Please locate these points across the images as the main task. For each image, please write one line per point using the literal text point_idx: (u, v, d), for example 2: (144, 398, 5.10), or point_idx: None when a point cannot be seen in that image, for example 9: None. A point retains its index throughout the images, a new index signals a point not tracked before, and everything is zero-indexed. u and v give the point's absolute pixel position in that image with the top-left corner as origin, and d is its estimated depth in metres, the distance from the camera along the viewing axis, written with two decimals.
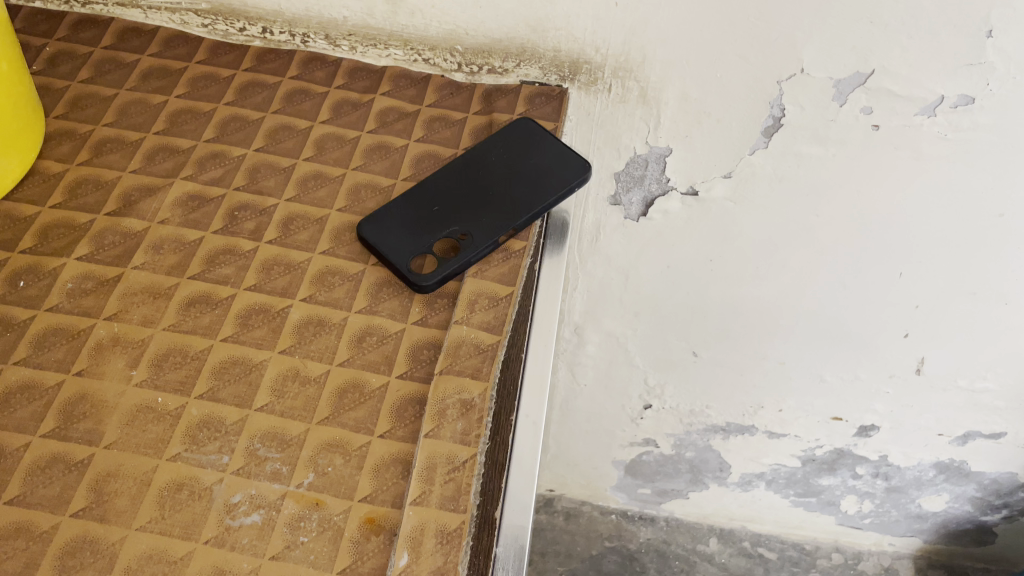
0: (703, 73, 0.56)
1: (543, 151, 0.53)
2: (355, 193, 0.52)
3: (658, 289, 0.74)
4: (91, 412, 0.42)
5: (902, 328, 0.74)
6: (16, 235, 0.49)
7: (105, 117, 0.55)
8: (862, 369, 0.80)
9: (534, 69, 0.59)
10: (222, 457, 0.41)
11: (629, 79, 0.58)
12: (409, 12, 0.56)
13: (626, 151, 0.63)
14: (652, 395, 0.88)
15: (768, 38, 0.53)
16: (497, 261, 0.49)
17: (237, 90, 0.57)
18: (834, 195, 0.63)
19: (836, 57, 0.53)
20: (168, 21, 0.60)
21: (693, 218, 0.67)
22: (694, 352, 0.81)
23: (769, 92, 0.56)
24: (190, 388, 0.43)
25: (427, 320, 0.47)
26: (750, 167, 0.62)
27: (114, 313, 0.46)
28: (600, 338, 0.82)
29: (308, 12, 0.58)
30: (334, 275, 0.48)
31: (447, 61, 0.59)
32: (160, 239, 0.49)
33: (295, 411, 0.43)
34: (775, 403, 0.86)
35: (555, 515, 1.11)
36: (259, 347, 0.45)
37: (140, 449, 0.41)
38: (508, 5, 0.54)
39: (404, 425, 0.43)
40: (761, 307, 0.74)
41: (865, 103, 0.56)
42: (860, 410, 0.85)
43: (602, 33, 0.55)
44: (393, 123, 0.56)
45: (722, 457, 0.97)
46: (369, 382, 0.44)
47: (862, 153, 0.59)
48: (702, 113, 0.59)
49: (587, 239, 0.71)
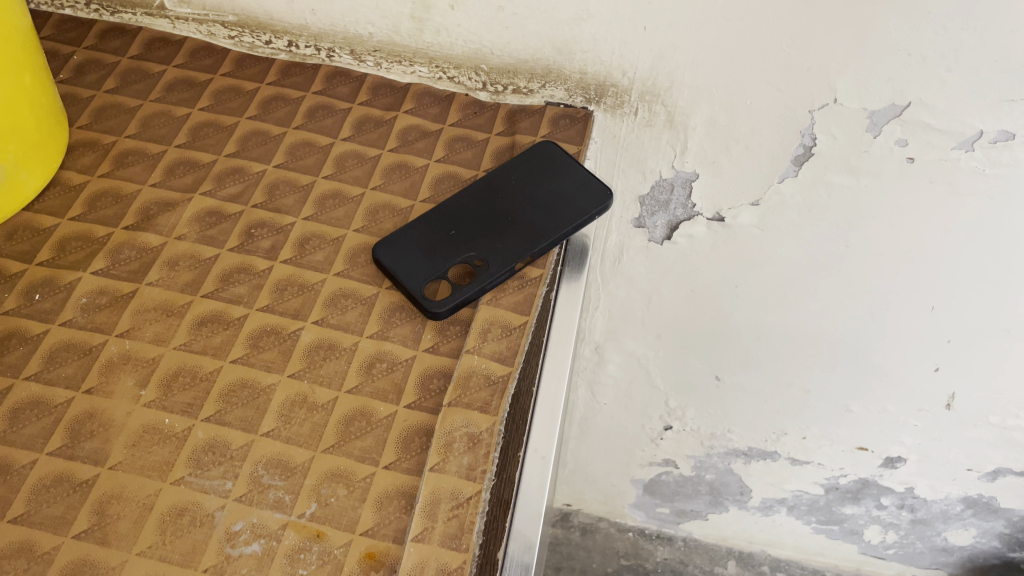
0: (733, 99, 0.55)
1: (565, 177, 0.52)
2: (373, 214, 0.52)
3: (681, 313, 0.73)
4: (99, 431, 0.42)
5: (932, 363, 0.72)
6: (34, 246, 0.49)
7: (128, 129, 0.55)
8: (889, 401, 0.78)
9: (559, 90, 0.58)
10: (226, 482, 0.41)
11: (655, 103, 0.57)
12: (435, 30, 0.56)
13: (651, 175, 0.62)
14: (672, 417, 0.87)
15: (800, 66, 0.51)
16: (513, 288, 0.49)
17: (261, 103, 0.57)
18: (866, 227, 0.61)
19: (870, 88, 0.52)
20: (195, 32, 0.60)
21: (718, 243, 0.65)
22: (717, 377, 0.79)
23: (800, 120, 0.55)
24: (197, 410, 0.43)
25: (439, 348, 0.46)
26: (778, 195, 0.60)
27: (126, 330, 0.46)
28: (621, 358, 0.81)
29: (334, 27, 0.57)
30: (348, 298, 0.48)
31: (472, 80, 0.58)
32: (176, 256, 0.49)
33: (301, 438, 0.42)
34: (800, 431, 0.84)
35: (571, 530, 1.10)
36: (268, 369, 0.45)
37: (145, 472, 0.41)
38: (534, 26, 0.54)
39: (409, 456, 0.42)
40: (786, 335, 0.73)
41: (900, 135, 0.54)
42: (887, 441, 0.83)
43: (629, 56, 0.54)
44: (415, 142, 0.56)
45: (743, 481, 0.95)
46: (376, 410, 0.44)
47: (895, 187, 0.57)
48: (730, 140, 0.58)
49: (609, 260, 0.69)
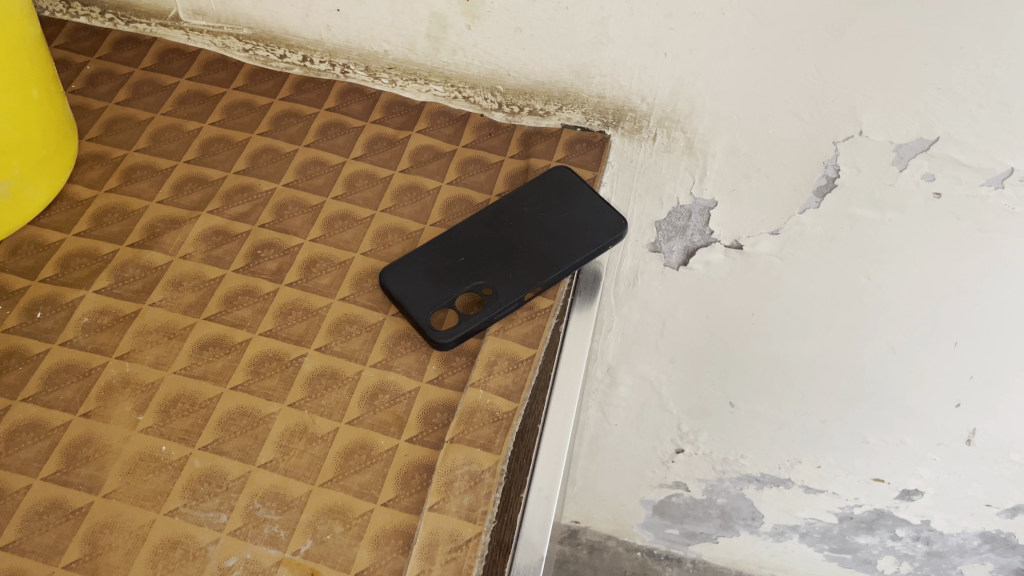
0: (755, 128, 0.53)
1: (578, 205, 0.51)
2: (382, 237, 0.51)
3: (696, 339, 0.71)
4: (94, 456, 0.41)
5: (953, 398, 0.70)
6: (38, 262, 0.48)
7: (138, 142, 0.54)
8: (908, 434, 0.76)
9: (576, 113, 0.57)
10: (220, 515, 0.40)
11: (675, 130, 0.55)
12: (451, 50, 0.54)
13: (669, 201, 0.60)
14: (684, 440, 0.85)
15: (825, 97, 0.50)
16: (521, 319, 0.48)
17: (273, 120, 0.56)
18: (890, 260, 0.59)
19: (897, 122, 0.50)
20: (209, 44, 0.59)
21: (736, 271, 0.64)
22: (731, 403, 0.78)
23: (824, 151, 0.53)
24: (195, 438, 0.42)
25: (444, 379, 0.45)
26: (799, 226, 0.59)
27: (127, 352, 0.45)
28: (633, 381, 0.79)
29: (349, 43, 0.56)
30: (353, 324, 0.47)
31: (488, 101, 0.57)
32: (180, 276, 0.48)
33: (300, 471, 0.42)
34: (814, 459, 0.83)
35: (579, 547, 1.09)
36: (269, 398, 0.44)
37: (139, 501, 0.40)
38: (552, 49, 0.52)
39: (409, 493, 0.41)
40: (803, 365, 0.71)
41: (927, 169, 0.52)
42: (904, 474, 0.81)
43: (649, 82, 0.53)
44: (427, 163, 0.55)
45: (755, 507, 0.94)
46: (377, 443, 0.43)
47: (920, 221, 0.56)
48: (750, 169, 0.56)
49: (624, 283, 0.68)
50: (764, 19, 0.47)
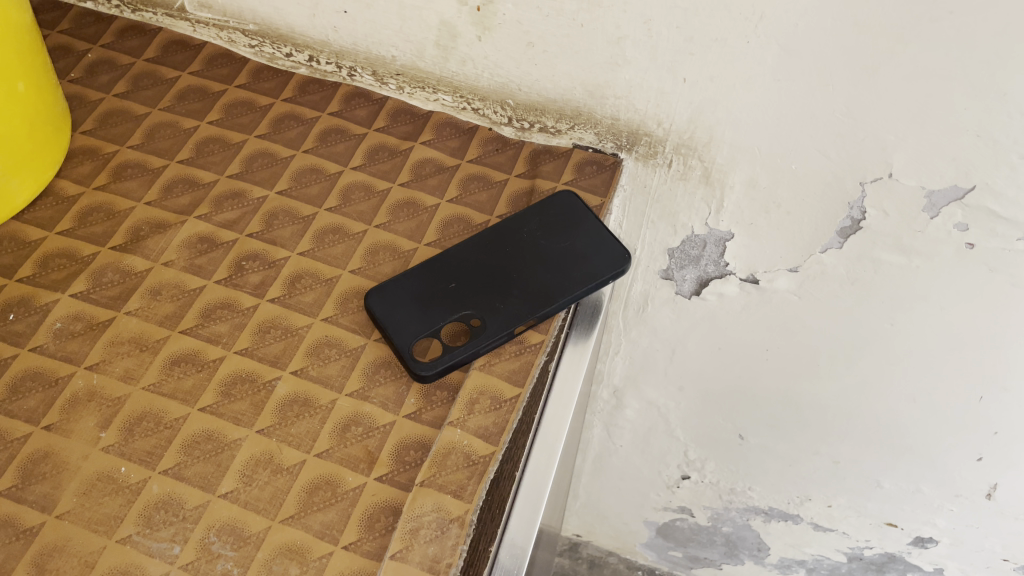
0: (777, 162, 0.50)
1: (581, 235, 0.48)
2: (373, 255, 0.48)
3: (707, 369, 0.68)
4: (51, 473, 0.40)
5: (974, 452, 0.66)
6: (16, 260, 0.47)
7: (132, 138, 0.53)
8: (924, 483, 0.72)
9: (589, 134, 0.54)
10: (173, 546, 0.38)
11: (691, 157, 0.52)
12: (460, 59, 0.52)
13: (683, 229, 0.57)
14: (690, 467, 0.82)
15: (854, 136, 0.46)
16: (510, 354, 0.45)
17: (273, 121, 0.54)
18: (915, 307, 0.55)
19: (930, 167, 0.46)
20: (216, 38, 0.57)
21: (751, 305, 0.60)
22: (741, 436, 0.75)
23: (849, 192, 0.50)
24: (156, 461, 0.41)
25: (422, 414, 0.43)
26: (819, 265, 0.55)
27: (96, 363, 0.43)
28: (640, 405, 0.76)
29: (356, 46, 0.54)
30: (332, 348, 0.45)
31: (497, 114, 0.54)
32: (160, 284, 0.46)
33: (260, 504, 0.40)
34: (824, 498, 0.79)
35: (579, 561, 1.07)
36: (237, 422, 0.42)
37: (91, 526, 0.39)
38: (565, 66, 0.49)
39: (372, 537, 0.39)
40: (818, 405, 0.67)
41: (960, 219, 0.48)
42: (918, 521, 0.78)
43: (666, 107, 0.50)
44: (428, 177, 0.52)
45: (761, 538, 0.90)
46: (344, 480, 0.40)
47: (950, 272, 0.52)
48: (770, 204, 0.53)
49: (633, 308, 0.65)
50: (791, 49, 0.43)
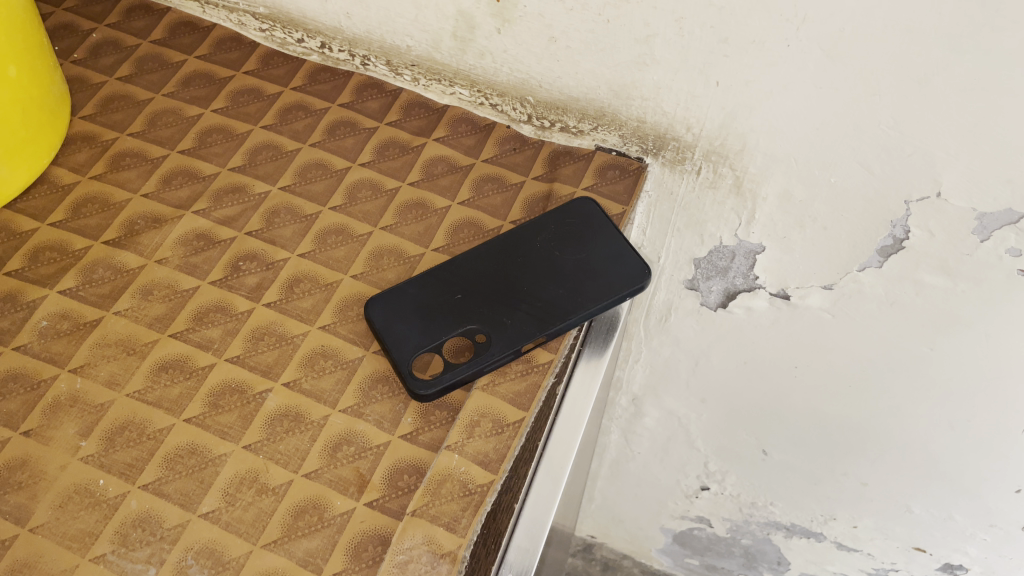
0: (815, 174, 0.46)
1: (597, 247, 0.44)
2: (377, 259, 0.46)
3: (731, 382, 0.64)
4: (27, 483, 0.38)
5: (1013, 483, 0.62)
6: (7, 252, 0.45)
7: (133, 125, 0.50)
8: (957, 511, 0.68)
9: (612, 136, 0.50)
10: (149, 568, 0.36)
11: (722, 165, 0.48)
12: (479, 52, 0.49)
13: (710, 239, 0.53)
14: (710, 478, 0.79)
15: (900, 151, 0.42)
16: (515, 373, 0.42)
17: (280, 111, 0.51)
18: (958, 334, 0.51)
19: (984, 188, 0.42)
20: (225, 20, 0.55)
21: (781, 321, 0.56)
22: (764, 451, 0.71)
23: (892, 210, 0.46)
24: (136, 475, 0.38)
25: (419, 436, 0.40)
26: (856, 284, 0.51)
27: (81, 366, 0.41)
28: (660, 414, 0.73)
29: (369, 35, 0.51)
30: (328, 359, 0.42)
31: (516, 111, 0.51)
32: (152, 283, 0.44)
33: (242, 527, 0.37)
34: (850, 518, 0.76)
35: (592, 563, 1.04)
36: (223, 436, 0.40)
37: (65, 541, 0.37)
38: (589, 63, 0.46)
39: (357, 568, 0.37)
40: (847, 427, 0.64)
41: (1013, 244, 0.44)
42: (949, 548, 0.74)
43: (696, 111, 0.46)
44: (439, 177, 0.49)
45: (782, 553, 0.87)
46: (332, 504, 0.38)
47: (998, 299, 0.48)
48: (805, 217, 0.49)
49: (655, 317, 0.61)
50: (835, 56, 0.39)
